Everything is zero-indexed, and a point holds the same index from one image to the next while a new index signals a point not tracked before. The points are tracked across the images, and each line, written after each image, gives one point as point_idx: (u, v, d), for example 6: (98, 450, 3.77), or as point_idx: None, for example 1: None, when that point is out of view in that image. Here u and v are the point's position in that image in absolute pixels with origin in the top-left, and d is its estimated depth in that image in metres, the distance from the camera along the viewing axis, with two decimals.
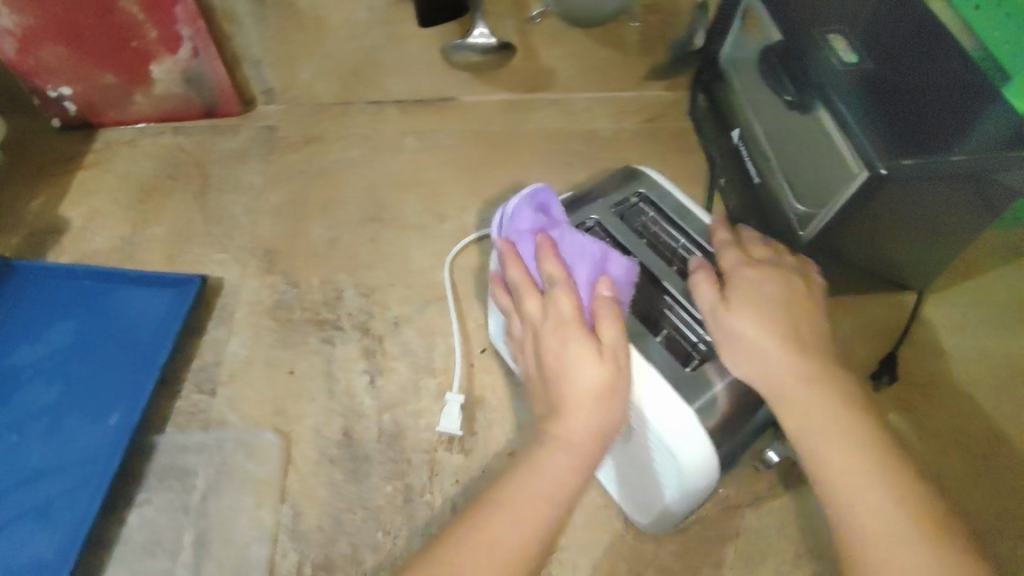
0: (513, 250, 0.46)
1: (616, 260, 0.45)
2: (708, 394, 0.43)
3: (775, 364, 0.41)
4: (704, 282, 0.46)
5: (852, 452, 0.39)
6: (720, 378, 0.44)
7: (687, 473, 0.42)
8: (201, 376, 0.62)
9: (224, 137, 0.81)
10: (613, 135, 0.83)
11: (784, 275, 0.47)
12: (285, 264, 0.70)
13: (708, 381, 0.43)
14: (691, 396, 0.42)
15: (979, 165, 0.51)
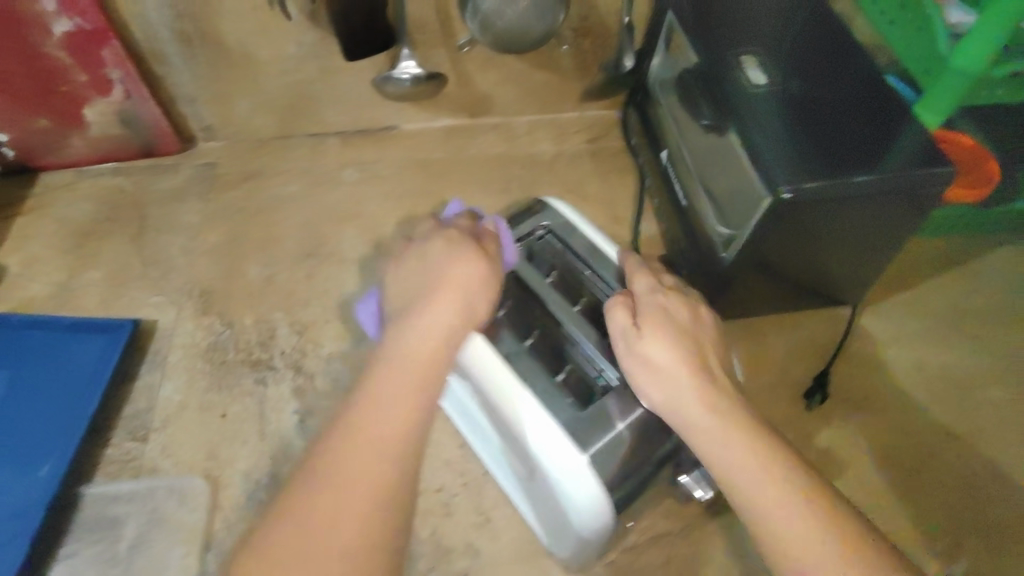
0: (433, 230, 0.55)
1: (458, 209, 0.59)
2: (607, 436, 0.44)
3: (685, 389, 0.42)
4: (621, 311, 0.46)
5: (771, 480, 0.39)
6: (618, 417, 0.45)
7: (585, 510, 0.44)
8: (135, 423, 0.61)
9: (162, 176, 0.81)
10: (552, 158, 0.83)
11: (691, 305, 0.47)
12: (220, 304, 0.70)
13: (609, 420, 0.45)
14: (589, 438, 0.44)
15: (885, 185, 0.51)
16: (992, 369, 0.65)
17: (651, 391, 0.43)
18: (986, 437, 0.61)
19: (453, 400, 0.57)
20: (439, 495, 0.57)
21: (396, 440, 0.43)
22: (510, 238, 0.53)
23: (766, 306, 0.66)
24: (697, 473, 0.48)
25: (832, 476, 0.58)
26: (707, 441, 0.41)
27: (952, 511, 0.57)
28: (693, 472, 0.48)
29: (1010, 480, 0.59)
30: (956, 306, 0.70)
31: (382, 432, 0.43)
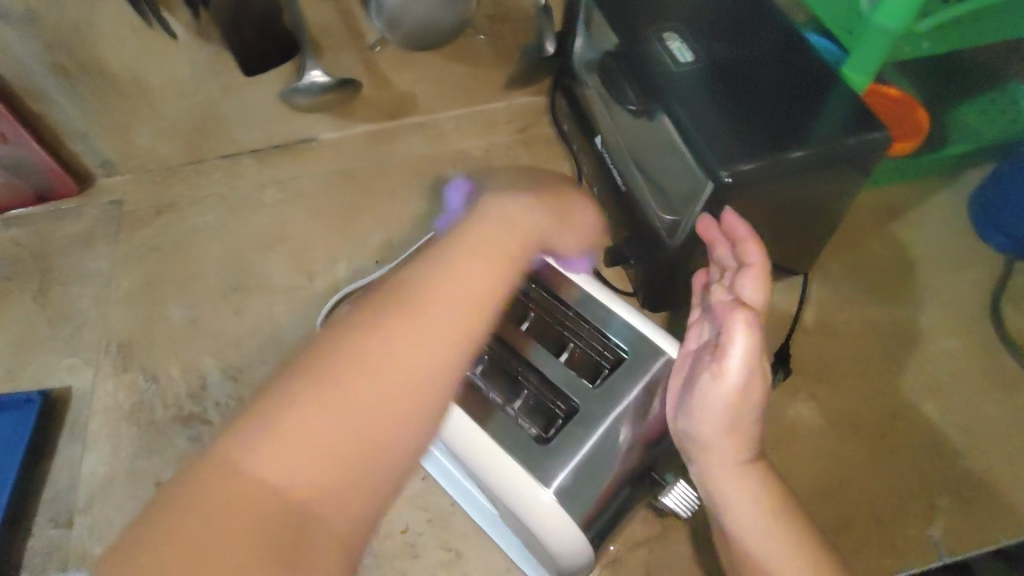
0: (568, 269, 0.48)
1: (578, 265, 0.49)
2: (571, 461, 0.42)
3: (749, 440, 0.41)
4: (742, 334, 0.39)
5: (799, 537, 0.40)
6: (580, 451, 0.43)
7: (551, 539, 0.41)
8: (56, 506, 0.56)
9: (63, 222, 0.73)
10: (484, 153, 0.79)
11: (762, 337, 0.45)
12: (142, 357, 0.64)
13: (568, 457, 0.42)
14: (551, 466, 0.42)
15: (823, 156, 0.49)
16: (946, 322, 0.65)
17: (723, 416, 0.41)
18: (949, 393, 0.61)
19: None
20: (404, 535, 0.53)
21: (369, 430, 0.34)
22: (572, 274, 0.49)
23: None
24: (676, 491, 0.47)
25: (803, 454, 0.57)
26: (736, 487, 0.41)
27: (926, 477, 0.56)
28: (671, 489, 0.47)
29: (979, 435, 0.59)
30: (904, 260, 0.69)
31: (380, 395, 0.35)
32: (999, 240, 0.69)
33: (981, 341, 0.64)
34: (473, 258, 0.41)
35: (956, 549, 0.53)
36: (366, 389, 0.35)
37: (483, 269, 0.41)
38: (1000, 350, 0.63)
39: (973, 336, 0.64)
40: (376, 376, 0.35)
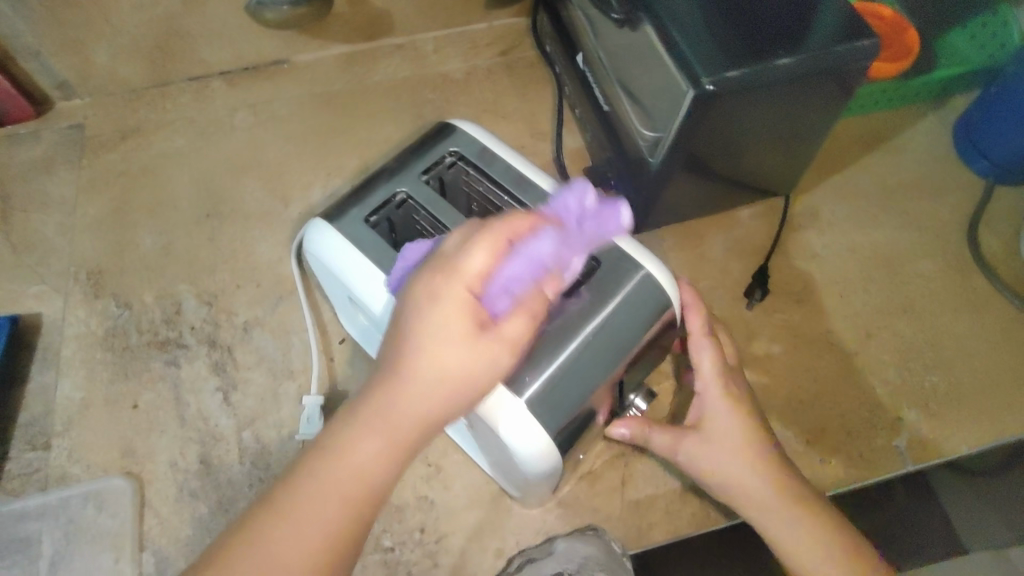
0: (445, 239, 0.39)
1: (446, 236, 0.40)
2: (547, 371, 0.40)
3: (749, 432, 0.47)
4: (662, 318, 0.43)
5: (798, 520, 0.45)
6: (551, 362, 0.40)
7: (526, 451, 0.40)
8: (32, 430, 0.55)
9: (21, 146, 0.70)
10: (465, 77, 0.76)
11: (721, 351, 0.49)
12: (115, 284, 0.62)
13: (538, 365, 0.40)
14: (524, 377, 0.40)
15: (810, 67, 0.48)
16: (922, 244, 0.66)
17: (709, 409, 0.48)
18: (920, 312, 0.62)
19: (379, 350, 0.51)
20: None
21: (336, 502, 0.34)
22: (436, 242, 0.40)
23: (699, 208, 0.63)
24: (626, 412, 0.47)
25: (778, 370, 0.58)
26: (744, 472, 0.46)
27: (895, 392, 0.58)
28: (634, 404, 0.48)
29: (947, 351, 0.60)
30: (883, 185, 0.69)
31: (338, 478, 0.34)
32: (981, 165, 0.69)
33: (955, 263, 0.65)
34: (420, 342, 0.34)
35: (919, 458, 0.55)
36: (324, 478, 0.34)
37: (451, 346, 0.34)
38: (973, 271, 0.64)
39: (947, 258, 0.65)
40: (334, 467, 0.34)
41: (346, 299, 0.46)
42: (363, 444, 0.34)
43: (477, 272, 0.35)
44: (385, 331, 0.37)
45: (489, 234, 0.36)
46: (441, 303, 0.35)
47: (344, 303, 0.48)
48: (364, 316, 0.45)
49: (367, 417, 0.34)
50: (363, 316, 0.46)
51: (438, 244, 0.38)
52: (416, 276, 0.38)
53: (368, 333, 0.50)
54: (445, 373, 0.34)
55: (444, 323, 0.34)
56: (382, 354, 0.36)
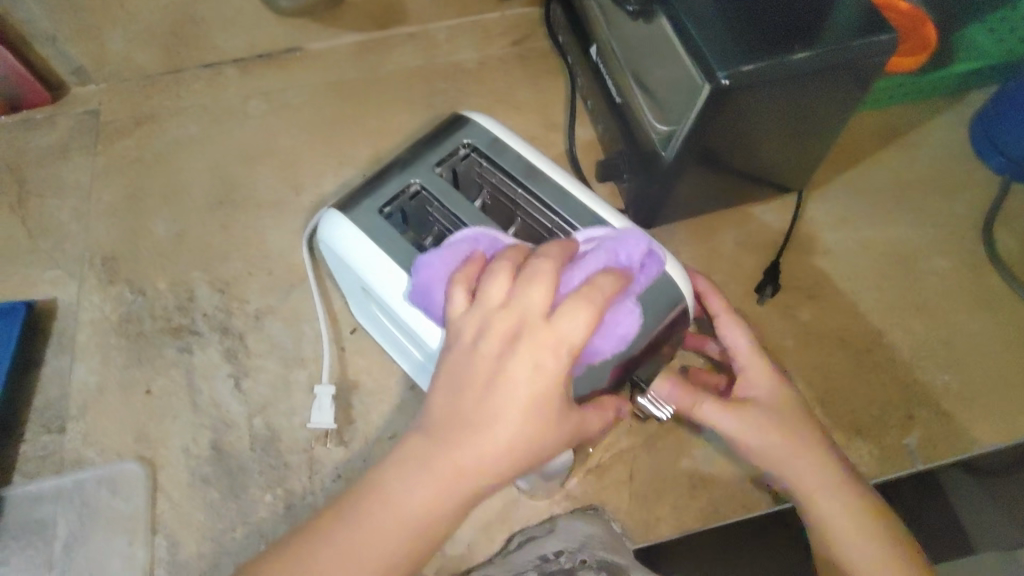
0: (471, 265, 0.37)
1: (462, 247, 0.38)
2: None
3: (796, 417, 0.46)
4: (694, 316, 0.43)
5: (848, 514, 0.44)
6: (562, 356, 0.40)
7: None
8: (48, 413, 0.56)
9: (37, 132, 0.70)
10: (477, 66, 0.76)
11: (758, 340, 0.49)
12: (129, 271, 0.63)
13: None
14: None
15: (827, 61, 0.47)
16: (936, 241, 0.65)
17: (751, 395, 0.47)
18: (934, 310, 0.61)
19: (390, 340, 0.51)
20: (393, 441, 0.54)
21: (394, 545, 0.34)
22: (450, 257, 0.37)
23: (712, 203, 0.63)
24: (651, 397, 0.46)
25: (789, 366, 0.58)
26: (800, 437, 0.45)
27: (907, 390, 0.57)
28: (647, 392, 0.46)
29: (961, 350, 0.59)
30: (899, 181, 0.68)
31: (399, 525, 0.34)
32: (999, 162, 0.68)
33: (970, 261, 0.64)
34: (506, 411, 0.34)
35: (930, 458, 0.55)
36: (392, 521, 0.34)
37: (519, 411, 0.34)
38: (988, 269, 0.64)
39: (962, 256, 0.64)
40: (403, 512, 0.34)
41: (358, 288, 0.46)
42: (425, 497, 0.34)
43: (546, 320, 0.34)
44: (450, 379, 0.35)
45: (580, 306, 0.33)
46: (509, 365, 0.34)
47: (355, 292, 0.48)
48: (377, 306, 0.45)
49: (428, 472, 0.34)
50: (376, 306, 0.46)
51: (503, 285, 0.35)
52: (478, 320, 0.35)
53: (379, 323, 0.50)
54: (532, 442, 0.35)
55: (514, 382, 0.34)
56: (450, 402, 0.35)
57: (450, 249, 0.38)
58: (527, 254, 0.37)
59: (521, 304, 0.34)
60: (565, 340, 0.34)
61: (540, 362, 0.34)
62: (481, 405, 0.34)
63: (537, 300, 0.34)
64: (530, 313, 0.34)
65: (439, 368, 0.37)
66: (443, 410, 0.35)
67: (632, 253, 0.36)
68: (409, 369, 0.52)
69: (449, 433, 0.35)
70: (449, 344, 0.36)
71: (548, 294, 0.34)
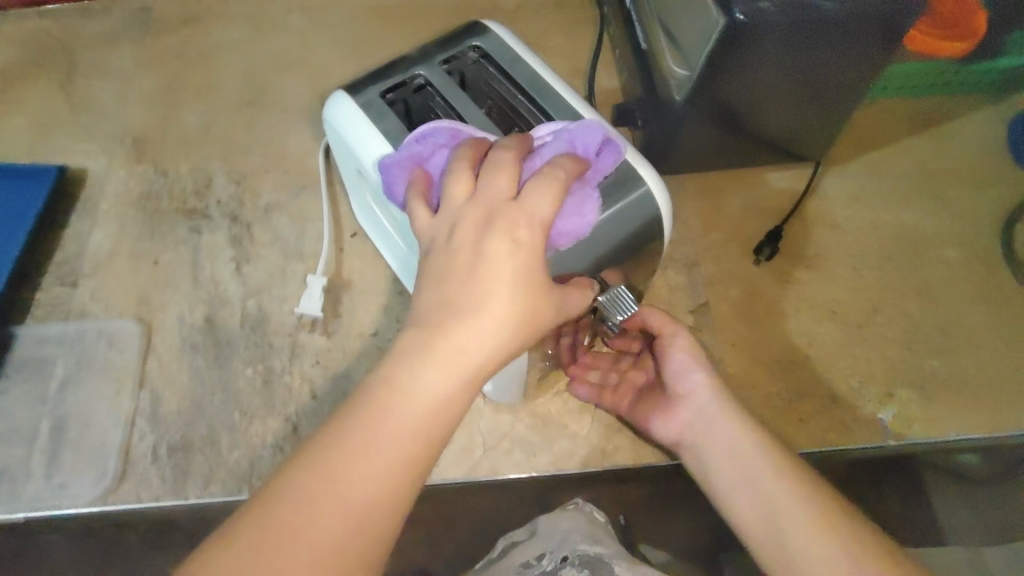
0: (428, 176, 0.39)
1: (420, 154, 0.40)
2: None
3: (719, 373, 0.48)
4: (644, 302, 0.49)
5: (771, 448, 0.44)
6: None
7: None
8: (63, 268, 0.60)
9: (93, 20, 0.75)
10: (516, 7, 0.77)
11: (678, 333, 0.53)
12: (155, 153, 0.66)
13: None
14: None
15: (845, 11, 0.46)
16: (950, 231, 0.63)
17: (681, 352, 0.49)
18: (936, 297, 0.60)
19: (384, 237, 0.54)
20: (373, 339, 0.55)
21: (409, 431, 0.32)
22: (405, 166, 0.40)
23: (723, 160, 0.63)
24: (613, 293, 0.42)
25: (774, 329, 0.58)
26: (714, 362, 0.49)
27: (891, 370, 0.57)
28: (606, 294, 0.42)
29: (956, 340, 0.58)
30: (924, 169, 0.67)
31: (409, 413, 0.32)
32: None
33: (982, 255, 0.62)
34: (496, 284, 0.34)
35: (902, 436, 0.54)
36: (403, 405, 0.32)
37: (512, 281, 0.34)
38: (1000, 267, 0.62)
39: (976, 249, 0.63)
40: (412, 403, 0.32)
41: (355, 170, 0.48)
42: (430, 377, 0.33)
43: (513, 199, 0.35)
44: (435, 273, 0.35)
45: (544, 183, 0.35)
46: (488, 239, 0.34)
47: (354, 180, 0.51)
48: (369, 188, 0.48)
49: (433, 355, 0.33)
50: (369, 190, 0.48)
51: (465, 181, 0.36)
52: (451, 216, 0.36)
53: (374, 217, 0.53)
54: (528, 311, 0.34)
55: (496, 257, 0.34)
56: (442, 292, 0.34)
57: (403, 157, 0.40)
58: (482, 152, 0.38)
59: (486, 190, 0.35)
60: (538, 215, 0.35)
61: (517, 238, 0.34)
62: (473, 282, 0.34)
63: (502, 186, 0.35)
64: (500, 195, 0.35)
65: (421, 268, 0.36)
66: (438, 299, 0.34)
67: (588, 141, 0.39)
68: (399, 269, 0.54)
69: (442, 320, 0.34)
70: (429, 245, 0.36)
71: (512, 178, 0.36)
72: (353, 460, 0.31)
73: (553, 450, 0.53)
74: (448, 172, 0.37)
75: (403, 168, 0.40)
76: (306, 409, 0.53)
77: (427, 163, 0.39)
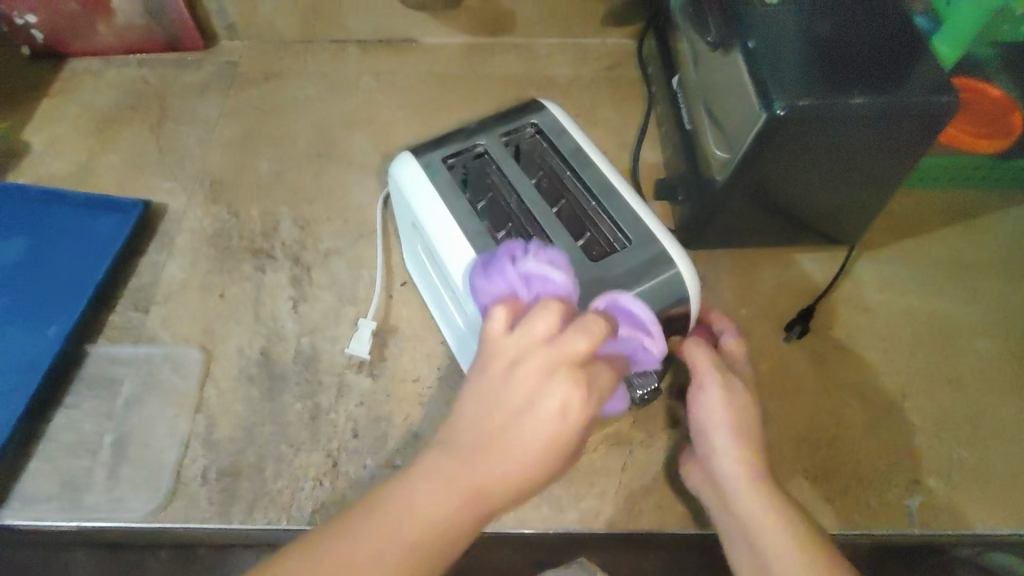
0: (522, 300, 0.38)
1: (531, 268, 0.39)
2: None
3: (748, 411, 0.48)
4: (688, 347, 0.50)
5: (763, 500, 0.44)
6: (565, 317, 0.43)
7: None
8: (139, 295, 0.65)
9: (185, 70, 0.83)
10: (569, 82, 0.82)
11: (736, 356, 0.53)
12: (230, 195, 0.72)
13: None
14: None
15: (882, 108, 0.50)
16: (983, 323, 0.64)
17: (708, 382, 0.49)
18: (966, 386, 0.61)
19: (429, 287, 0.58)
20: (416, 385, 0.59)
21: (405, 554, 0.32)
22: (512, 276, 0.39)
23: (757, 237, 0.65)
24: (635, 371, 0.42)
25: (801, 407, 0.59)
26: (749, 413, 0.48)
27: (919, 457, 0.57)
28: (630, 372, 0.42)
29: (985, 431, 0.59)
30: (958, 260, 0.68)
31: (410, 532, 0.33)
32: None
33: (1015, 349, 0.63)
34: (530, 439, 0.34)
35: (927, 525, 0.54)
36: (409, 526, 0.33)
37: (542, 435, 0.34)
38: None
39: (1009, 342, 0.63)
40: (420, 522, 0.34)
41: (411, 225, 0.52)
42: (438, 502, 0.34)
43: (576, 368, 0.35)
44: (483, 402, 0.36)
45: (604, 371, 0.36)
46: (540, 397, 0.35)
47: (409, 233, 0.55)
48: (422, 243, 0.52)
49: (447, 483, 0.34)
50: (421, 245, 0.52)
51: (552, 329, 0.36)
52: (519, 351, 0.36)
53: (423, 270, 0.57)
54: (544, 468, 0.35)
55: (541, 413, 0.34)
56: (482, 422, 0.35)
57: (513, 279, 0.39)
58: (578, 303, 0.38)
59: (563, 346, 0.35)
60: (585, 401, 0.35)
61: (563, 412, 0.35)
62: (511, 429, 0.35)
63: (579, 354, 0.35)
64: (571, 360, 0.35)
65: (470, 387, 0.37)
66: (471, 434, 0.35)
67: (662, 351, 0.40)
68: (440, 319, 0.58)
69: (468, 455, 0.35)
70: (481, 362, 0.37)
71: (594, 347, 0.35)
72: (350, 570, 0.32)
73: (579, 507, 0.54)
74: (541, 308, 0.36)
75: (506, 278, 0.39)
76: (348, 446, 0.56)
77: (530, 285, 0.39)
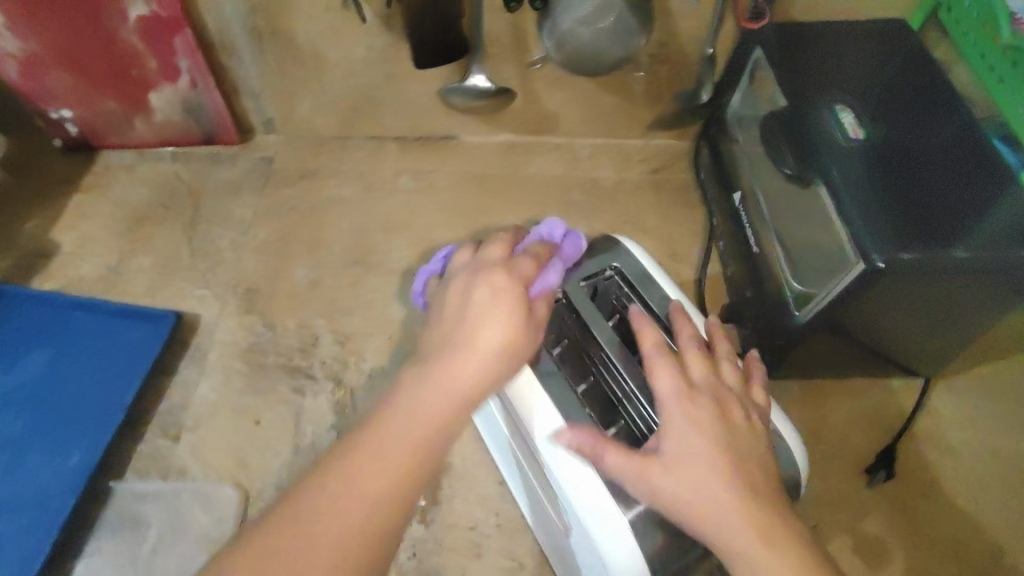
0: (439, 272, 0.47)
1: (440, 254, 0.48)
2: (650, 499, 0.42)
3: (691, 477, 0.38)
4: (604, 450, 0.40)
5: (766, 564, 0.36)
6: None
7: (610, 543, 0.41)
8: (168, 419, 0.61)
9: (219, 166, 0.80)
10: (614, 186, 0.80)
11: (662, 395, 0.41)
12: (264, 305, 0.68)
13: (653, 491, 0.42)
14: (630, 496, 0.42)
15: (984, 261, 0.48)
16: None
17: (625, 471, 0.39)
18: None
19: (492, 431, 0.56)
20: (471, 532, 0.56)
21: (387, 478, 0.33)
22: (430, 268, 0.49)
23: (834, 370, 0.62)
24: None
25: (885, 564, 0.55)
26: (693, 490, 0.37)
27: None
28: None
29: None
30: None
31: (389, 459, 0.34)
32: None
33: None
34: (476, 323, 0.38)
35: None
36: (388, 450, 0.34)
37: (487, 322, 0.38)
38: None
39: None
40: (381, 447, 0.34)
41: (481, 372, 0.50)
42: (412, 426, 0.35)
43: (495, 254, 0.42)
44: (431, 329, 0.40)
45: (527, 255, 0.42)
46: (472, 288, 0.39)
47: None
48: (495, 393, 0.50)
49: (419, 402, 0.36)
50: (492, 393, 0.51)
51: (463, 254, 0.43)
52: (450, 272, 0.43)
53: (486, 415, 0.55)
54: (501, 354, 0.38)
55: (484, 296, 0.39)
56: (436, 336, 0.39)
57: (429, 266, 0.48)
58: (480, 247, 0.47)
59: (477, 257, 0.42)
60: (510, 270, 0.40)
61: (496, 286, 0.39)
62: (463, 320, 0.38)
63: (494, 248, 0.42)
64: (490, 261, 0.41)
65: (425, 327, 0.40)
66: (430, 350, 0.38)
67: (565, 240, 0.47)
68: (502, 463, 0.56)
69: (426, 371, 0.37)
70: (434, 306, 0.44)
71: (505, 245, 0.43)
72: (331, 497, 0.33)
73: None
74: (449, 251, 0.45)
75: (427, 270, 0.48)
76: None
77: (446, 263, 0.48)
